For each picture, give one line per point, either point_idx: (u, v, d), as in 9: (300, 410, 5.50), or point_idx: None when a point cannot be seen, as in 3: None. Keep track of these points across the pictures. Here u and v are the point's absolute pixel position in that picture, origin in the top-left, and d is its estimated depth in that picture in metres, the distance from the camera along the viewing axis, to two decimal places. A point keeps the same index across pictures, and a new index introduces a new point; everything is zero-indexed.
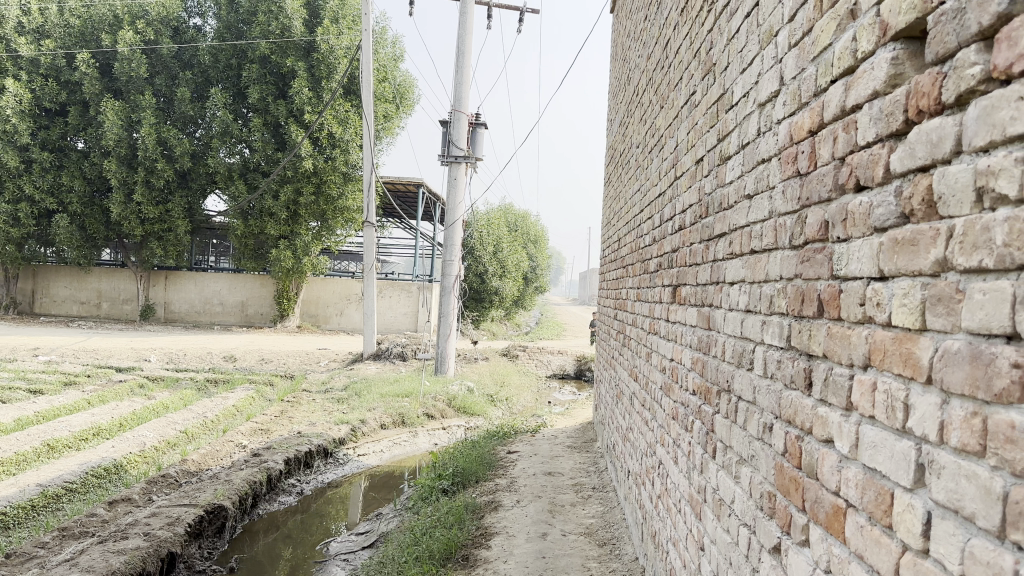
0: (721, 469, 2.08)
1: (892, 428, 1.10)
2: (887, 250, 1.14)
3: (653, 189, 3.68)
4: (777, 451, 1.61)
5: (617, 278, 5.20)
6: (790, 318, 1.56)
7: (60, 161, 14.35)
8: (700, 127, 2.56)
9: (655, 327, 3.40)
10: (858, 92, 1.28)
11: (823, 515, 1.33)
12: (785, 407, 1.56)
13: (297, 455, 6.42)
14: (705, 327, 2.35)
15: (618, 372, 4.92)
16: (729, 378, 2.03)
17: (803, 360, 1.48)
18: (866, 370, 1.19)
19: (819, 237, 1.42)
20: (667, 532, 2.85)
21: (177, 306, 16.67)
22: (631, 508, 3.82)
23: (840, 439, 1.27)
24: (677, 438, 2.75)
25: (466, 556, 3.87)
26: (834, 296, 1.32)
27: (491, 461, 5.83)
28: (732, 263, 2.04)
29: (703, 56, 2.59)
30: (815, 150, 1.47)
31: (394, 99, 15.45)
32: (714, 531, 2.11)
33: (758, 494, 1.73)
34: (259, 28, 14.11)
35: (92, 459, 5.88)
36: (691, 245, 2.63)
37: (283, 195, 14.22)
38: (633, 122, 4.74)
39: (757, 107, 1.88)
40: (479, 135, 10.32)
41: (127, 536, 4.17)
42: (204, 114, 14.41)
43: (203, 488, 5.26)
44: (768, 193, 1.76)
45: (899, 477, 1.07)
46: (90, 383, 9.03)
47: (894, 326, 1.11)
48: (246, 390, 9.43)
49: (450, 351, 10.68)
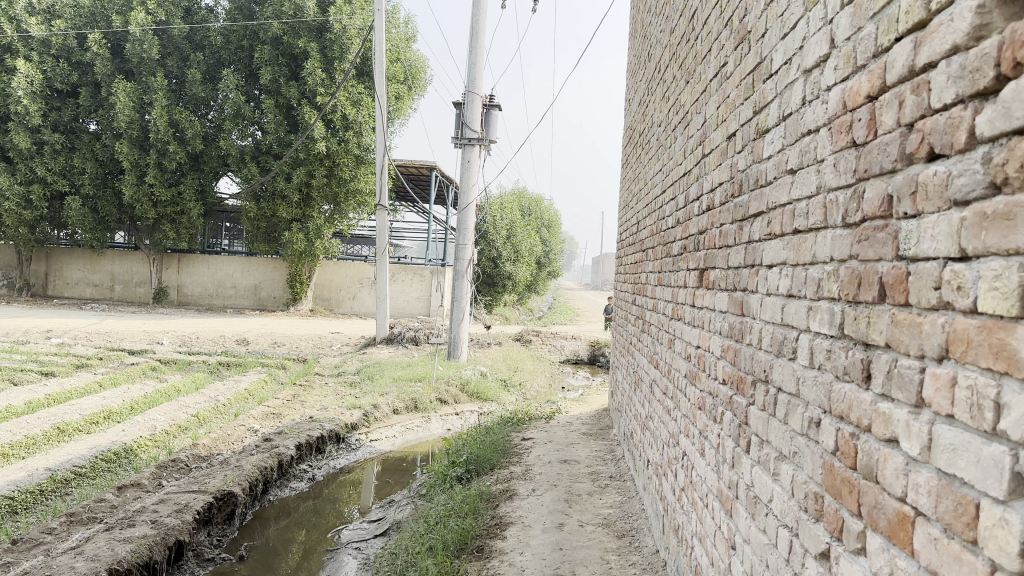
0: (756, 465, 1.95)
1: (978, 430, 0.96)
2: (971, 225, 1.00)
3: (676, 169, 3.54)
4: (825, 450, 1.47)
5: (635, 261, 5.06)
6: (842, 303, 1.42)
7: (71, 142, 14.30)
8: (732, 99, 2.42)
9: (677, 312, 3.27)
10: (931, 49, 1.13)
11: (885, 523, 1.19)
12: (836, 401, 1.42)
13: (309, 440, 6.32)
14: (737, 313, 2.22)
15: (636, 358, 4.79)
16: (766, 368, 1.89)
17: (859, 350, 1.34)
18: (941, 363, 1.06)
19: (881, 213, 1.28)
20: (692, 527, 2.72)
21: (189, 289, 16.64)
22: (651, 499, 3.70)
23: (907, 439, 1.13)
24: (704, 429, 2.63)
25: (481, 547, 3.76)
26: (900, 280, 1.18)
27: (505, 448, 5.72)
28: (771, 245, 1.90)
29: (735, 24, 2.44)
30: (874, 118, 1.33)
31: (405, 80, 15.32)
32: (747, 530, 1.98)
33: (801, 494, 1.60)
34: (271, 8, 13.94)
35: (102, 442, 5.81)
36: (720, 226, 2.50)
37: (295, 177, 14.10)
38: (654, 100, 4.59)
39: (802, 75, 1.74)
40: (493, 117, 10.13)
41: (134, 523, 4.09)
42: (215, 96, 14.29)
43: (213, 474, 5.18)
44: (815, 167, 1.62)
45: (986, 486, 0.93)
46: (102, 366, 8.99)
47: (981, 313, 0.97)
48: (258, 373, 9.37)
49: (463, 337, 10.56)
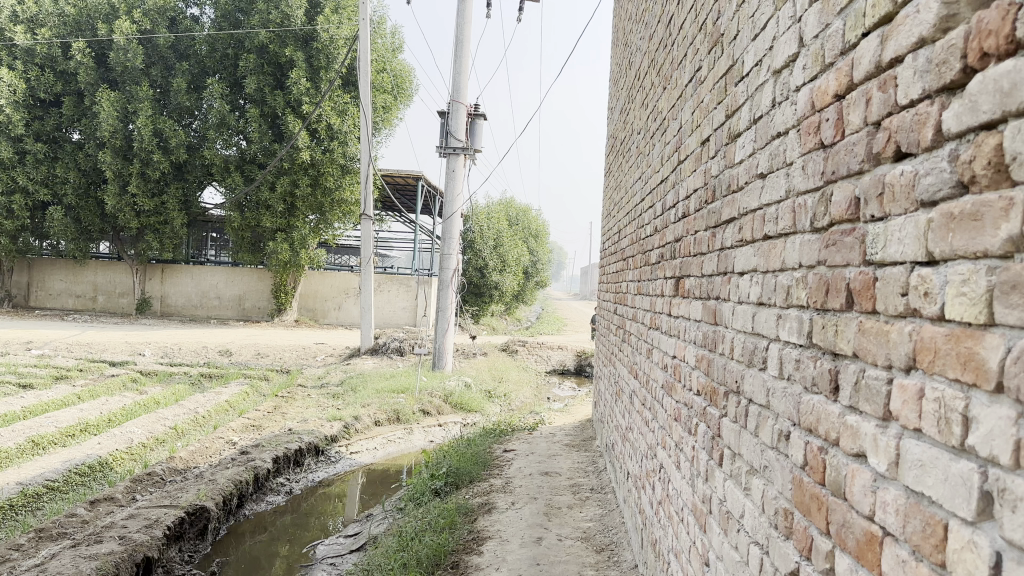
0: (728, 479, 1.88)
1: (946, 446, 0.90)
2: (939, 227, 0.94)
3: (654, 176, 3.49)
4: (795, 464, 1.41)
5: (616, 271, 5.00)
6: (810, 311, 1.36)
7: (54, 152, 14.16)
8: (706, 105, 2.36)
9: (655, 322, 3.22)
10: (897, 43, 1.08)
11: (853, 543, 1.13)
12: (805, 413, 1.36)
13: (287, 453, 6.21)
14: (711, 322, 2.16)
15: (617, 369, 4.72)
16: (738, 378, 1.83)
17: (827, 360, 1.28)
18: (908, 374, 1.00)
19: (848, 217, 1.22)
20: (668, 542, 2.66)
21: (173, 300, 16.49)
22: (630, 512, 3.63)
23: (875, 454, 1.07)
24: (679, 442, 2.56)
25: (456, 563, 3.67)
26: (868, 286, 1.12)
27: (486, 460, 5.63)
28: (741, 252, 1.85)
29: (709, 28, 2.39)
30: (843, 117, 1.27)
31: (392, 90, 15.27)
32: (720, 547, 1.91)
33: (771, 511, 1.53)
34: (257, 17, 13.84)
35: (76, 456, 5.69)
36: (695, 233, 2.44)
37: (280, 186, 14.00)
38: (634, 108, 4.54)
39: (771, 76, 1.69)
40: (478, 127, 10.09)
41: (101, 540, 3.99)
42: (200, 105, 14.18)
43: (186, 488, 5.07)
44: (783, 170, 1.56)
45: (955, 506, 0.87)
46: (81, 378, 8.84)
47: (947, 321, 0.91)
48: (240, 384, 9.26)
49: (448, 346, 10.47)
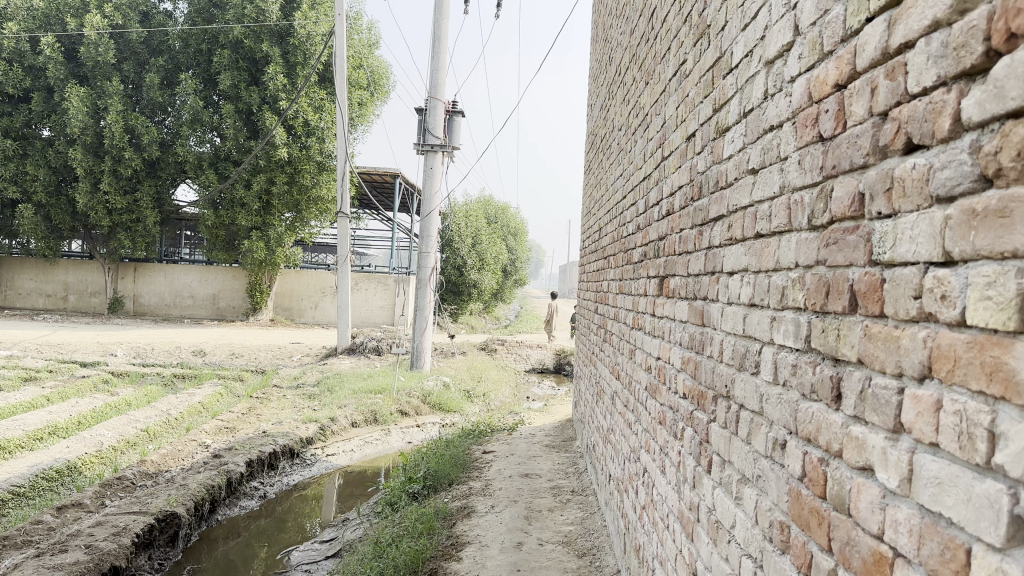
0: (718, 487, 1.81)
1: (968, 463, 0.82)
2: (958, 225, 0.86)
3: (636, 174, 3.42)
4: (791, 475, 1.33)
5: (597, 270, 4.93)
6: (808, 313, 1.29)
7: (23, 149, 13.85)
8: (692, 98, 2.29)
9: (638, 322, 3.15)
10: (907, 27, 1.00)
11: (859, 563, 1.05)
12: (803, 422, 1.28)
13: (261, 456, 6.07)
14: (698, 323, 2.08)
15: (597, 369, 4.63)
16: (727, 382, 1.75)
17: (827, 366, 1.21)
18: (923, 384, 0.92)
19: (851, 214, 1.15)
20: (652, 548, 2.59)
21: (146, 299, 16.19)
22: (612, 515, 3.56)
23: (884, 469, 0.99)
24: (664, 445, 2.49)
25: (434, 570, 3.58)
26: (874, 288, 1.05)
27: (465, 462, 5.54)
28: (731, 250, 1.77)
29: (694, 19, 2.32)
30: (843, 107, 1.20)
31: (368, 86, 15.10)
32: (708, 557, 1.84)
33: (765, 522, 1.46)
34: (232, 12, 13.63)
35: (43, 460, 5.51)
36: (680, 231, 2.36)
37: (255, 184, 13.78)
38: (615, 104, 4.46)
39: (763, 67, 1.61)
40: (456, 124, 9.97)
41: (66, 548, 3.84)
42: (174, 101, 13.92)
43: (157, 493, 4.93)
44: (778, 165, 1.49)
45: (979, 530, 0.79)
46: (50, 380, 8.62)
47: (968, 328, 0.84)
48: (214, 385, 9.09)
49: (426, 346, 10.34)
